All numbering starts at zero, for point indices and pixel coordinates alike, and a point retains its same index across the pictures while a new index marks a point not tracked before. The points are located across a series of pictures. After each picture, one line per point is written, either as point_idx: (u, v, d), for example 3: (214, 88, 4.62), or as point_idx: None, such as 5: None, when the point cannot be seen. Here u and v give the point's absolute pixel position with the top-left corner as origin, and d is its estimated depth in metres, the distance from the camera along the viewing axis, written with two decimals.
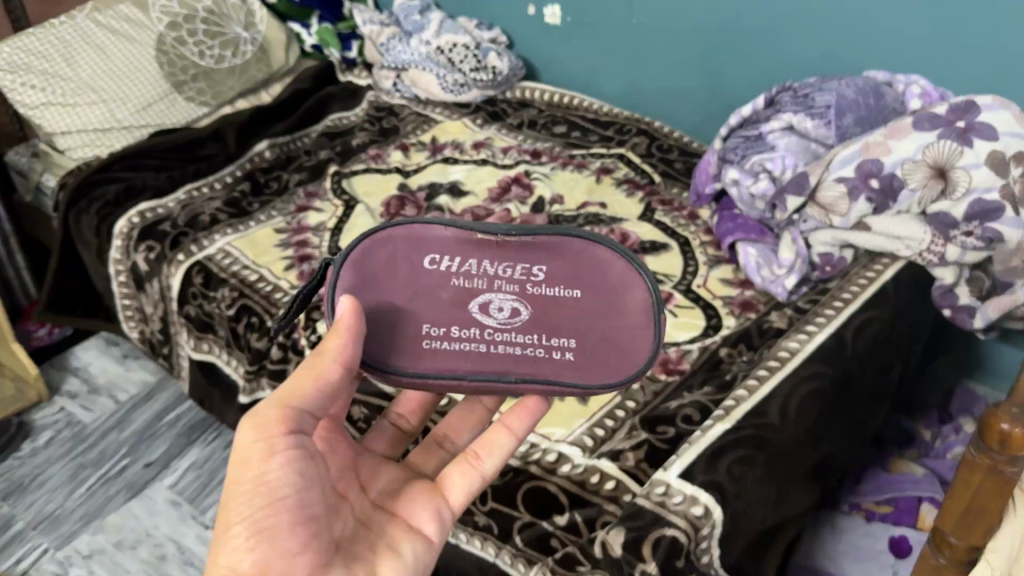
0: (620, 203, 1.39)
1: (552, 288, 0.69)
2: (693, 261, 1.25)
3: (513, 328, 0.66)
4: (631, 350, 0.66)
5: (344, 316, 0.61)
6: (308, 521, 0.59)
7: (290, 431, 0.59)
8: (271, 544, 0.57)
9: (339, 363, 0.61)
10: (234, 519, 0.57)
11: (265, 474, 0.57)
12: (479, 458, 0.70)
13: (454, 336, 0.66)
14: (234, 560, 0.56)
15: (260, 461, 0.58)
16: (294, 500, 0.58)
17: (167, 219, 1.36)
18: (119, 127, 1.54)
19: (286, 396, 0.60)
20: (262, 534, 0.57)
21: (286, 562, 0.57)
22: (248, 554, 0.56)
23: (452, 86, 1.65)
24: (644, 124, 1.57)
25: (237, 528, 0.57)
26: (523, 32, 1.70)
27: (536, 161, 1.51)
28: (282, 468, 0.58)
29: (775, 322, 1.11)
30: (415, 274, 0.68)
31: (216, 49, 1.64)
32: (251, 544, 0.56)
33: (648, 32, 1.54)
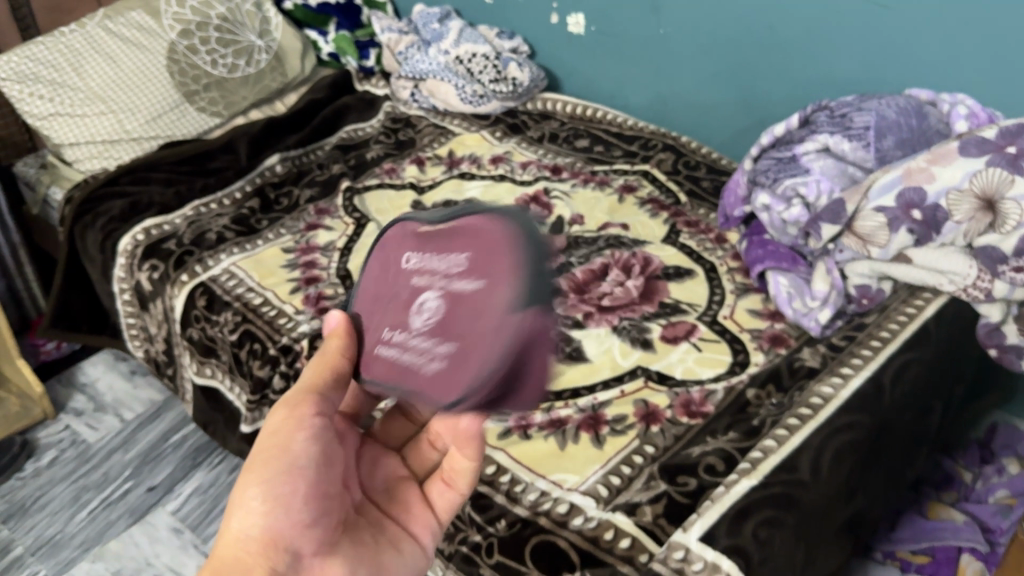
0: (644, 224, 1.32)
1: (459, 281, 0.50)
2: (719, 289, 1.19)
3: (419, 335, 0.52)
4: (500, 365, 0.46)
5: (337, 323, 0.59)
6: (323, 499, 0.59)
7: (315, 411, 0.59)
8: (285, 514, 0.57)
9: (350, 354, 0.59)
10: (251, 482, 0.57)
11: (289, 448, 0.58)
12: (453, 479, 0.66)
13: (389, 341, 0.55)
14: (246, 523, 0.56)
15: (284, 437, 0.58)
16: (312, 476, 0.58)
17: (173, 236, 1.31)
18: (128, 138, 1.49)
19: (312, 382, 0.59)
20: (277, 501, 0.57)
21: (295, 534, 0.57)
22: (262, 519, 0.56)
23: (471, 97, 1.59)
24: (670, 139, 1.50)
25: (253, 491, 0.57)
26: (546, 41, 1.63)
27: (556, 177, 1.45)
28: (306, 443, 0.58)
29: (807, 360, 1.05)
30: (385, 277, 0.58)
31: (229, 58, 1.60)
32: (265, 510, 0.56)
33: (676, 42, 1.47)
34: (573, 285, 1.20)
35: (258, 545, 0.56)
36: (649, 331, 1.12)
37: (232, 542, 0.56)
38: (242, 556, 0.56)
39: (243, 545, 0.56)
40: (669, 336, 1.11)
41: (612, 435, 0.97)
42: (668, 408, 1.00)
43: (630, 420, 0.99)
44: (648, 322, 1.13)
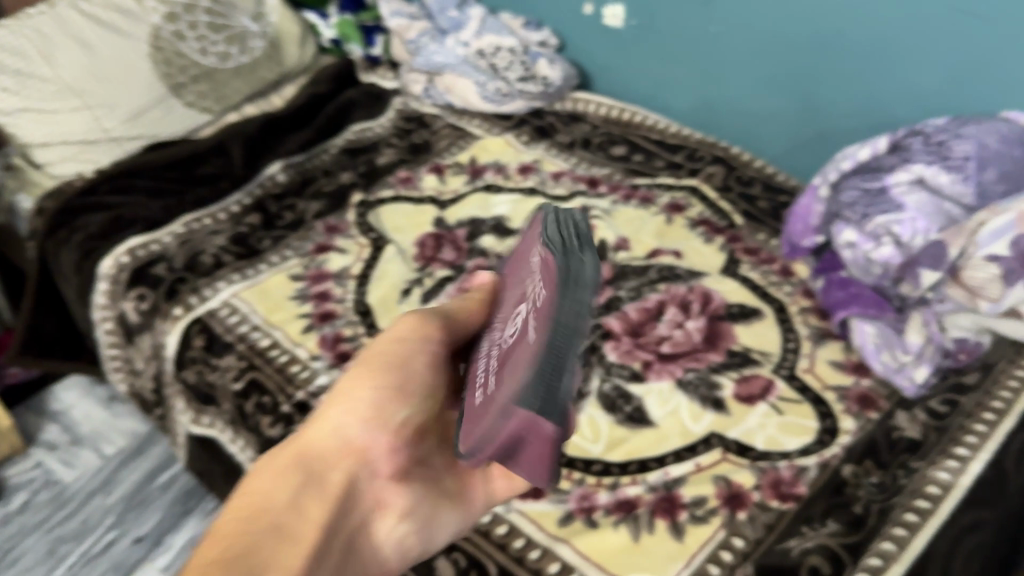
0: (698, 251, 1.18)
1: None
2: (793, 334, 1.05)
3: (496, 344, 0.49)
4: None
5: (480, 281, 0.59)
6: (414, 427, 0.57)
7: (446, 337, 0.57)
8: (378, 428, 0.56)
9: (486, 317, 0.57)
10: (360, 380, 0.56)
11: (417, 364, 0.56)
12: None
13: (488, 337, 0.53)
14: (344, 423, 0.55)
15: (410, 350, 0.57)
16: (419, 401, 0.57)
17: (162, 259, 1.14)
18: (106, 139, 1.31)
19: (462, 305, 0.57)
20: (377, 411, 0.55)
21: (377, 451, 0.56)
22: (359, 422, 0.55)
23: (494, 95, 1.42)
24: (719, 150, 1.35)
25: (365, 394, 0.55)
26: (575, 32, 1.46)
27: (594, 192, 1.30)
28: (429, 364, 0.57)
29: (906, 431, 0.92)
30: (517, 262, 0.54)
31: (221, 45, 1.42)
32: (369, 419, 0.55)
33: (728, 42, 1.31)
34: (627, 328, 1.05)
35: (344, 446, 0.55)
36: (720, 387, 0.98)
37: (322, 438, 0.55)
38: (330, 456, 0.55)
39: (331, 441, 0.55)
40: (744, 395, 0.97)
41: (692, 523, 0.83)
42: (756, 490, 0.86)
43: (712, 504, 0.85)
44: (717, 376, 0.99)
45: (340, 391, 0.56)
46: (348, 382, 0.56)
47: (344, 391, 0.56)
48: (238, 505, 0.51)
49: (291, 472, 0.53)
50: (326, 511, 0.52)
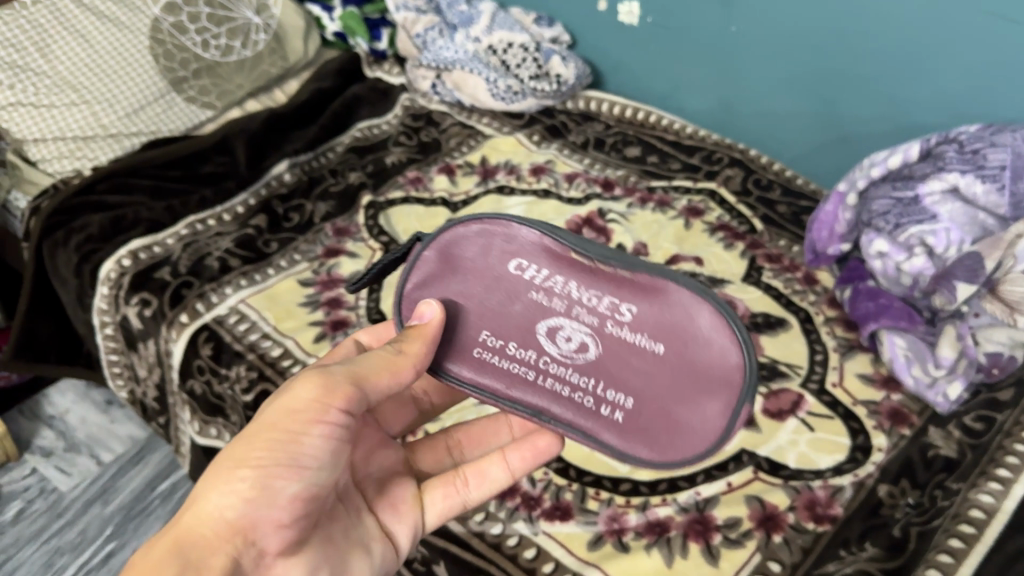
0: (719, 258, 1.15)
1: (635, 334, 0.56)
2: (819, 345, 1.02)
3: (572, 365, 0.57)
4: None
5: (427, 323, 0.58)
6: (311, 500, 0.56)
7: (346, 409, 0.56)
8: (266, 508, 0.54)
9: (416, 369, 0.57)
10: (244, 459, 0.54)
11: (303, 439, 0.55)
12: (466, 484, 0.69)
13: (510, 354, 0.58)
14: (222, 505, 0.54)
15: (303, 424, 0.55)
16: (311, 475, 0.56)
17: (166, 262, 1.10)
18: (104, 135, 1.26)
19: (365, 374, 0.56)
20: (264, 491, 0.54)
21: (264, 531, 0.55)
22: (243, 504, 0.54)
23: (504, 93, 1.38)
24: (737, 152, 1.32)
25: (242, 473, 0.54)
26: (588, 29, 1.43)
27: (609, 195, 1.27)
28: (319, 439, 0.56)
29: (941, 449, 0.90)
30: (496, 278, 0.58)
31: (222, 38, 1.37)
32: (249, 497, 0.54)
33: (748, 42, 1.28)
34: None
35: (222, 531, 0.53)
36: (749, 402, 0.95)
37: (200, 519, 0.53)
38: (206, 539, 0.53)
39: (206, 526, 0.53)
40: (773, 410, 0.94)
41: (726, 546, 0.80)
42: (790, 511, 0.83)
43: (746, 527, 0.82)
44: None
45: (218, 471, 0.55)
46: (224, 461, 0.55)
47: (223, 472, 0.54)
48: None
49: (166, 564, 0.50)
50: None
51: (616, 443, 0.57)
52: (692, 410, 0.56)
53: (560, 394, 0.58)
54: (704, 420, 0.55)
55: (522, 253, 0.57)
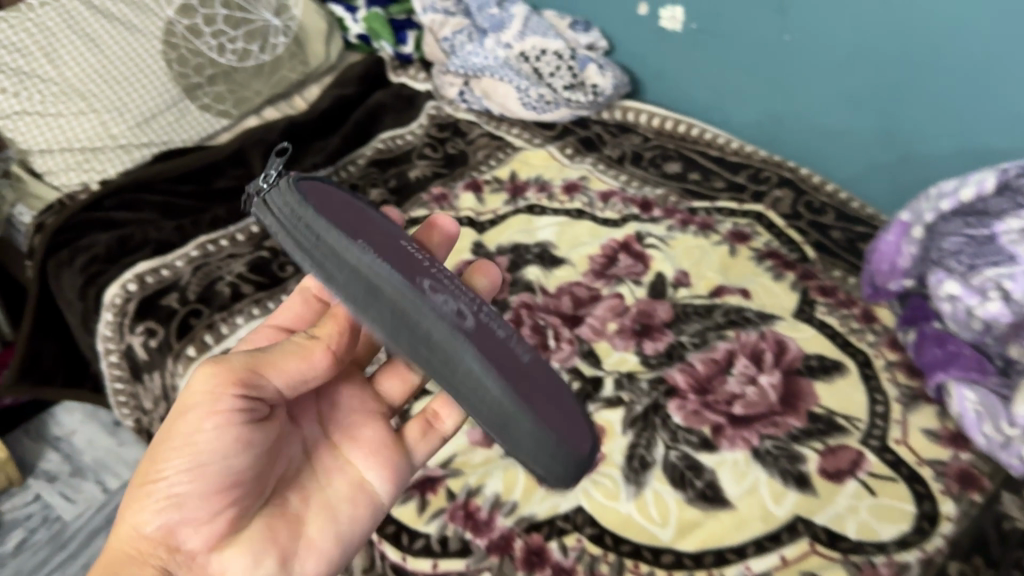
0: (768, 290, 1.07)
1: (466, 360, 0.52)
2: (880, 394, 0.94)
3: None
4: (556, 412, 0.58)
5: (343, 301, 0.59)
6: (230, 490, 0.56)
7: (238, 395, 0.55)
8: (182, 515, 0.56)
9: (327, 349, 0.58)
10: (154, 474, 0.56)
11: (197, 435, 0.55)
12: (439, 416, 0.66)
13: None
14: (140, 520, 0.57)
15: (193, 428, 0.55)
16: (220, 467, 0.56)
17: (175, 287, 1.03)
18: (113, 146, 1.19)
19: (258, 359, 0.55)
20: (174, 500, 0.56)
21: (187, 532, 0.56)
22: (161, 515, 0.56)
23: (536, 103, 1.29)
24: (787, 170, 1.23)
25: (150, 489, 0.56)
26: (627, 34, 1.34)
27: (648, 217, 1.18)
28: (217, 429, 0.55)
29: (1017, 520, 0.81)
30: None
31: (240, 42, 1.29)
32: (160, 510, 0.56)
33: (802, 54, 1.18)
34: (692, 384, 0.94)
35: (145, 545, 0.57)
36: (803, 460, 0.87)
37: (126, 539, 0.57)
38: (134, 556, 0.57)
39: (131, 540, 0.57)
40: (830, 470, 0.86)
41: None
42: None
43: None
44: (798, 446, 0.88)
45: (138, 490, 0.58)
46: (142, 480, 0.57)
47: (140, 491, 0.57)
48: None
49: None
50: None
51: None
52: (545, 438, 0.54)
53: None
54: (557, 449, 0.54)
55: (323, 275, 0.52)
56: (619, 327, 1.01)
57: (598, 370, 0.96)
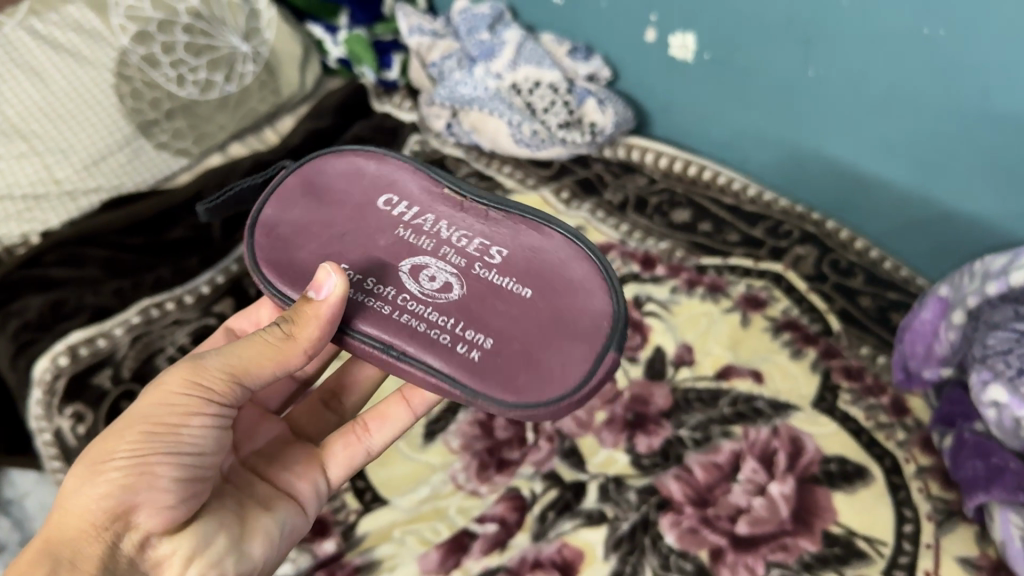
0: (783, 371, 0.93)
1: (501, 278, 0.60)
2: (909, 509, 0.81)
3: (431, 303, 0.59)
4: (554, 373, 0.56)
5: (324, 303, 0.56)
6: (195, 483, 0.57)
7: (224, 401, 0.57)
8: (146, 493, 0.54)
9: (306, 355, 0.58)
10: (119, 450, 0.54)
11: (182, 430, 0.55)
12: (367, 429, 0.70)
13: (366, 288, 0.59)
14: (92, 498, 0.53)
15: (180, 416, 0.55)
16: (201, 458, 0.57)
17: (110, 363, 0.93)
18: (57, 192, 1.08)
19: (248, 365, 0.57)
20: (143, 477, 0.54)
21: (149, 511, 0.54)
22: (121, 492, 0.53)
23: (530, 139, 1.16)
24: (812, 225, 1.08)
25: (114, 463, 0.54)
26: (633, 61, 1.19)
27: (649, 276, 1.04)
28: (199, 428, 0.56)
29: None
30: (365, 210, 0.64)
31: (202, 72, 1.18)
32: (123, 484, 0.53)
33: (830, 92, 1.03)
34: (690, 495, 0.80)
35: (99, 520, 0.53)
36: None
37: (77, 512, 0.53)
38: (83, 529, 0.52)
39: (76, 515, 0.53)
40: None
41: None
42: None
43: None
44: None
45: (87, 468, 0.54)
46: (97, 459, 0.54)
47: (92, 469, 0.54)
48: None
49: None
50: None
51: (475, 382, 0.56)
52: (566, 337, 0.58)
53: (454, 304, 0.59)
54: (575, 358, 0.57)
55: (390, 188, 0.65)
56: (608, 418, 0.88)
57: (581, 473, 0.82)
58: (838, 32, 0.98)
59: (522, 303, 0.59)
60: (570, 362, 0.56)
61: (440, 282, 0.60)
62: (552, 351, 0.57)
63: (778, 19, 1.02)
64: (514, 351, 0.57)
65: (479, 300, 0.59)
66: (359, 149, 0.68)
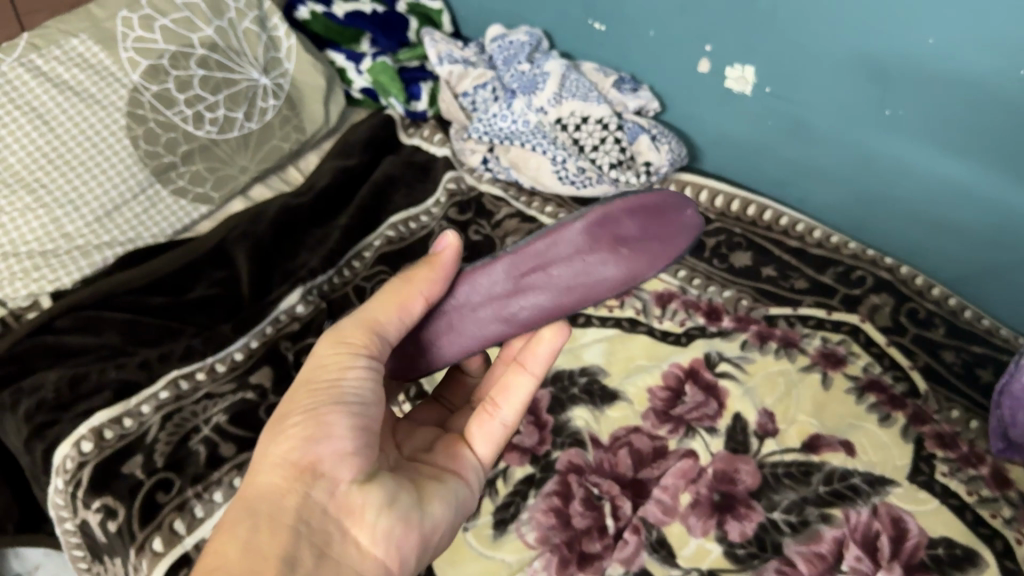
0: (874, 440, 0.86)
1: None
2: None
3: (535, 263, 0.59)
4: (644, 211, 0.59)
5: (444, 250, 0.58)
6: (369, 434, 0.56)
7: (377, 355, 0.57)
8: (327, 442, 0.54)
9: (424, 298, 0.58)
10: (297, 408, 0.55)
11: (343, 381, 0.55)
12: (496, 406, 0.67)
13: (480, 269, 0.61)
14: (276, 456, 0.54)
15: (341, 368, 0.55)
16: (363, 411, 0.55)
17: (141, 447, 0.84)
18: (68, 247, 0.98)
19: (379, 317, 0.56)
20: (321, 428, 0.54)
21: (334, 463, 0.53)
22: (302, 444, 0.53)
23: (575, 176, 1.08)
24: (885, 270, 1.01)
25: (292, 420, 0.54)
26: (683, 92, 1.11)
27: (716, 330, 0.97)
28: (358, 379, 0.56)
29: None
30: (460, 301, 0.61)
31: (221, 110, 1.09)
32: (306, 435, 0.54)
33: (904, 130, 0.96)
34: None
35: (290, 474, 0.53)
36: None
37: (267, 469, 0.53)
38: (277, 482, 0.53)
39: (269, 475, 0.53)
40: None
41: None
42: None
43: None
44: None
45: (272, 429, 0.55)
46: (278, 415, 0.56)
47: (276, 426, 0.55)
48: (204, 561, 0.49)
49: (244, 515, 0.52)
50: (282, 542, 0.50)
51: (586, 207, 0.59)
52: None
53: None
54: None
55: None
56: (694, 500, 0.80)
57: (673, 569, 0.76)
58: (918, 70, 0.92)
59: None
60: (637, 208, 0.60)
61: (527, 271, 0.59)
62: None
63: (846, 54, 0.96)
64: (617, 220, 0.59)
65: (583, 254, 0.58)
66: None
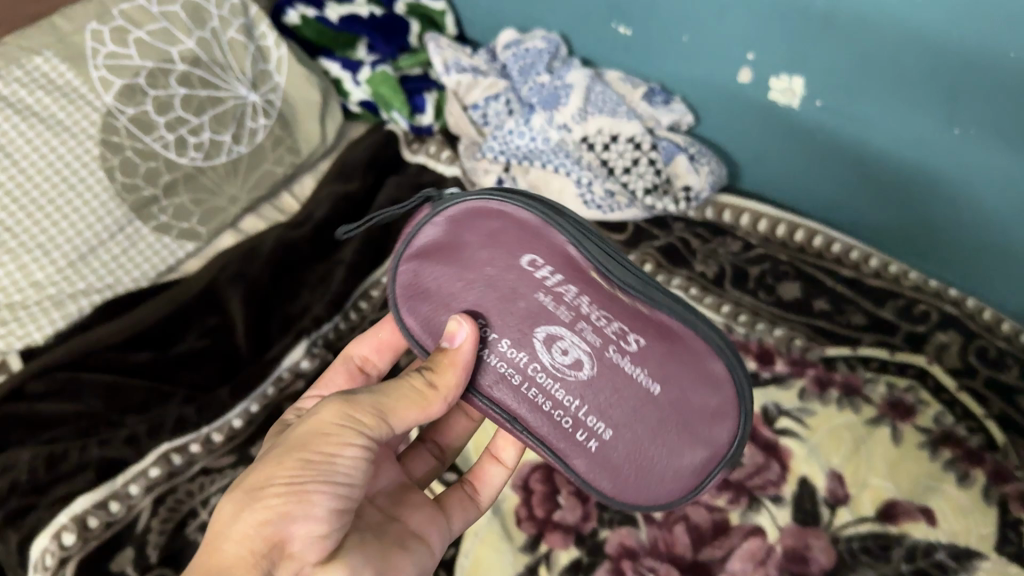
0: (954, 505, 0.76)
1: (632, 368, 0.54)
2: None
3: (561, 379, 0.57)
4: (708, 415, 0.52)
5: (458, 350, 0.56)
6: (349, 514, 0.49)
7: (370, 437, 0.50)
8: (304, 522, 0.47)
9: (446, 402, 0.55)
10: (279, 475, 0.48)
11: (335, 458, 0.49)
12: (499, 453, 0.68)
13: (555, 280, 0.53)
14: (247, 527, 0.46)
15: (335, 445, 0.49)
16: (349, 491, 0.49)
17: (132, 536, 0.73)
18: (37, 298, 0.86)
19: (394, 408, 0.52)
20: (303, 505, 0.47)
21: (307, 543, 0.47)
22: (279, 520, 0.46)
23: (602, 200, 0.96)
24: (950, 303, 0.93)
25: (272, 490, 0.47)
26: (721, 105, 1.02)
27: (769, 376, 0.87)
28: (353, 458, 0.49)
29: None
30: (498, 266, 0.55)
31: (206, 133, 0.97)
32: (285, 510, 0.46)
33: (973, 154, 0.87)
34: None
35: (259, 547, 0.46)
36: None
37: (234, 540, 0.46)
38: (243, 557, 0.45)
39: (234, 547, 0.46)
40: None
41: None
42: None
43: None
44: None
45: (245, 494, 0.48)
46: (256, 480, 0.48)
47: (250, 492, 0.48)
48: None
49: None
50: None
51: (675, 369, 0.52)
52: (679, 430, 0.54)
53: (585, 383, 0.56)
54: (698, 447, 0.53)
55: (537, 249, 0.52)
56: None
57: None
58: (998, 84, 0.81)
59: (653, 427, 0.55)
60: (691, 442, 0.53)
61: (550, 340, 0.56)
62: (700, 431, 0.53)
63: (916, 64, 0.84)
64: (672, 403, 0.53)
65: (614, 396, 0.55)
66: (504, 201, 0.51)
